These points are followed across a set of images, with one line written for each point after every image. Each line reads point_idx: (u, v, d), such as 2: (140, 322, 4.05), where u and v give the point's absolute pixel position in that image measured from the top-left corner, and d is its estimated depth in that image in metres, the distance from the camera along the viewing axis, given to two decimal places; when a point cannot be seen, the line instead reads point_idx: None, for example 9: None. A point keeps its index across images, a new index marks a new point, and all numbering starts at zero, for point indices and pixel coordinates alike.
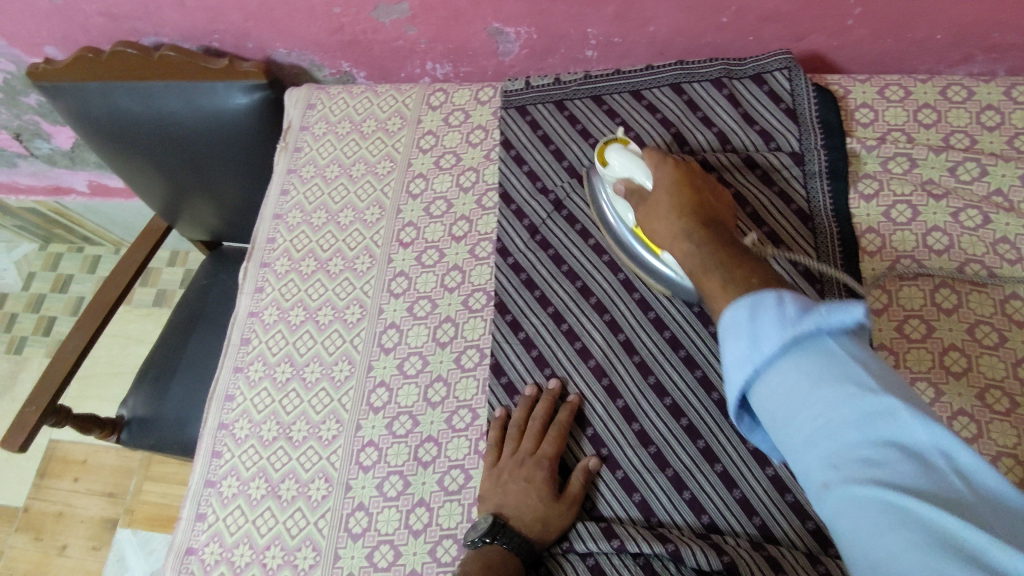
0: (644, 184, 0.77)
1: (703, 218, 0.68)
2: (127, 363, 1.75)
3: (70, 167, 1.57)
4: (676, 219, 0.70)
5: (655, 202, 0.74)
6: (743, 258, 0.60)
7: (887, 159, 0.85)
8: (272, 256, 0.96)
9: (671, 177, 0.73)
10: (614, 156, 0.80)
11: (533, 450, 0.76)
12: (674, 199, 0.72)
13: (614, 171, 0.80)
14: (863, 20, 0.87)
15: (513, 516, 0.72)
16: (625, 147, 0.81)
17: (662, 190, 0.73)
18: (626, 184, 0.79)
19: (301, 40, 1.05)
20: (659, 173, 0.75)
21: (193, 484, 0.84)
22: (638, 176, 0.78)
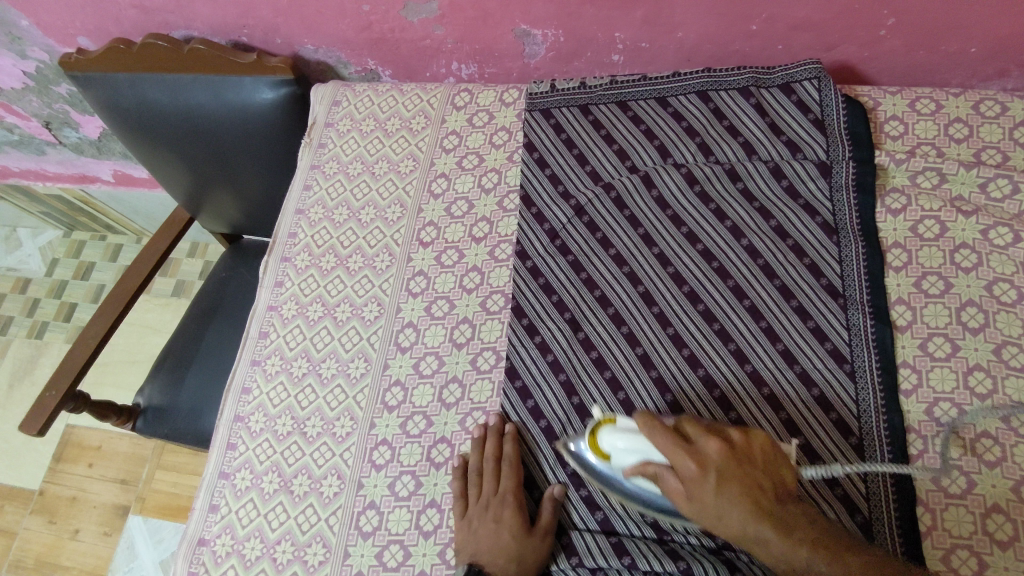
0: (655, 463, 0.67)
1: (756, 473, 0.64)
2: (144, 352, 1.77)
3: (96, 156, 1.59)
4: (723, 492, 0.62)
5: (707, 503, 0.63)
6: (794, 517, 0.63)
7: (916, 173, 0.83)
8: (293, 251, 0.96)
9: (717, 465, 0.63)
10: (610, 444, 0.70)
11: (495, 489, 0.75)
12: (728, 485, 0.63)
13: (620, 455, 0.69)
14: (896, 31, 0.86)
15: (489, 560, 0.71)
16: (617, 426, 0.71)
17: (707, 487, 0.62)
18: (640, 466, 0.68)
19: (329, 37, 1.06)
20: (694, 455, 0.64)
21: (207, 475, 0.85)
22: (654, 456, 0.67)
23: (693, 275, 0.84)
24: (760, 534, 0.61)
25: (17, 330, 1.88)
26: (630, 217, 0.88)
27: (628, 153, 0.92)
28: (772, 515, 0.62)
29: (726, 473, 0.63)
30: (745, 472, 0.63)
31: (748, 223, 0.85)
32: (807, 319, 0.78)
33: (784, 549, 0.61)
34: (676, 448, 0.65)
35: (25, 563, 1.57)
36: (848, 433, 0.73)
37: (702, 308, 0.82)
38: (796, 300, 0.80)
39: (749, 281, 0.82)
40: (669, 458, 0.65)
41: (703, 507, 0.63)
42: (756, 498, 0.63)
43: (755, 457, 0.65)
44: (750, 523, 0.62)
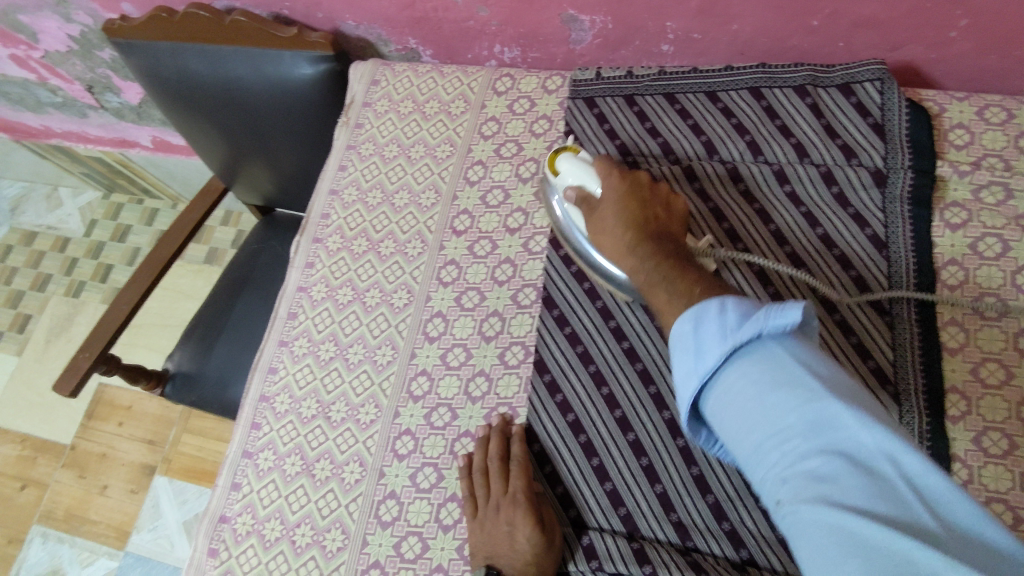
0: (594, 195, 0.75)
1: (654, 205, 0.72)
2: (176, 317, 1.79)
3: (136, 122, 1.60)
4: (617, 215, 0.72)
5: (603, 212, 0.73)
6: (682, 267, 0.63)
7: (980, 187, 0.78)
8: (325, 232, 0.96)
9: (620, 197, 0.73)
10: (567, 165, 0.78)
11: (505, 489, 0.73)
12: (625, 207, 0.72)
13: (565, 181, 0.79)
14: (969, 33, 0.80)
15: (507, 564, 0.70)
16: (576, 156, 0.79)
17: (609, 207, 0.73)
18: (579, 193, 0.77)
19: (370, 13, 1.04)
20: (609, 186, 0.74)
21: (232, 452, 0.85)
22: (590, 185, 0.76)
23: (732, 278, 0.81)
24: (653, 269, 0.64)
25: (55, 288, 1.93)
26: None
27: (672, 147, 0.89)
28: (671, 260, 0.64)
29: (628, 197, 0.72)
30: (647, 201, 0.72)
31: (793, 227, 0.81)
32: (851, 336, 0.75)
33: (669, 317, 0.59)
34: (607, 173, 0.75)
35: (56, 514, 1.62)
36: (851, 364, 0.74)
37: None
38: (839, 314, 0.76)
39: (792, 289, 0.79)
40: (600, 179, 0.75)
41: (604, 230, 0.73)
42: (644, 224, 0.70)
43: (657, 196, 0.73)
44: (633, 247, 0.68)
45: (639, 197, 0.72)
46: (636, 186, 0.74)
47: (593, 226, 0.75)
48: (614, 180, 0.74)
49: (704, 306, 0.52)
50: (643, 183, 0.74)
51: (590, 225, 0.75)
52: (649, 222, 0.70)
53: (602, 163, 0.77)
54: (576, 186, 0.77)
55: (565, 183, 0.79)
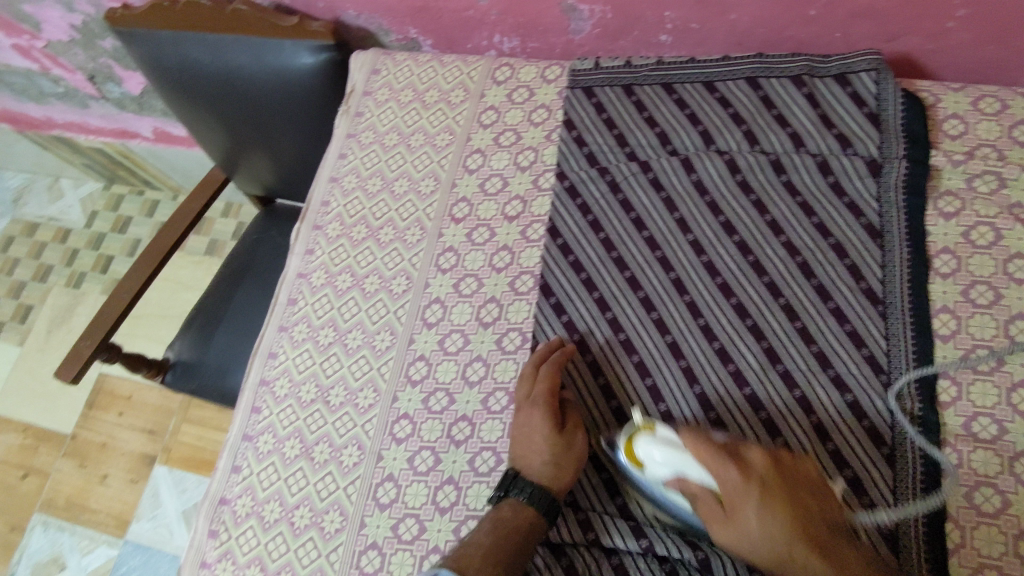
0: (700, 482, 0.65)
1: (796, 494, 0.62)
2: (176, 307, 1.80)
3: (138, 112, 1.60)
4: (760, 506, 0.62)
5: (736, 500, 0.63)
6: (834, 527, 0.62)
7: (973, 176, 0.79)
8: (324, 219, 0.96)
9: (752, 490, 0.62)
10: (648, 453, 0.67)
11: (530, 395, 0.76)
12: (771, 502, 0.62)
13: (655, 472, 0.67)
14: (965, 24, 0.81)
15: (527, 465, 0.73)
16: (657, 434, 0.68)
17: (749, 500, 0.62)
18: (679, 483, 0.66)
19: (371, 3, 1.04)
20: (727, 480, 0.63)
21: (232, 436, 0.86)
22: (693, 471, 0.65)
23: (727, 267, 0.82)
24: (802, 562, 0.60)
25: (56, 278, 1.93)
26: (666, 199, 0.86)
27: (669, 137, 0.89)
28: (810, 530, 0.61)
29: (770, 486, 0.62)
30: (795, 488, 0.63)
31: (789, 216, 0.82)
32: (844, 323, 0.76)
33: (811, 567, 0.59)
34: (724, 465, 0.63)
35: (57, 502, 1.63)
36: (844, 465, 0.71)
37: (734, 303, 0.80)
38: (833, 302, 0.77)
39: (786, 278, 0.80)
40: (714, 474, 0.64)
41: (740, 534, 0.62)
42: (799, 513, 0.61)
43: (803, 479, 0.64)
44: (789, 543, 0.60)
45: (779, 500, 0.62)
46: (750, 471, 0.63)
47: (725, 533, 0.63)
48: (735, 466, 0.63)
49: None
50: (760, 462, 0.64)
51: (720, 533, 0.63)
52: (794, 496, 0.62)
53: (698, 441, 0.65)
54: (675, 475, 0.66)
55: (655, 472, 0.67)
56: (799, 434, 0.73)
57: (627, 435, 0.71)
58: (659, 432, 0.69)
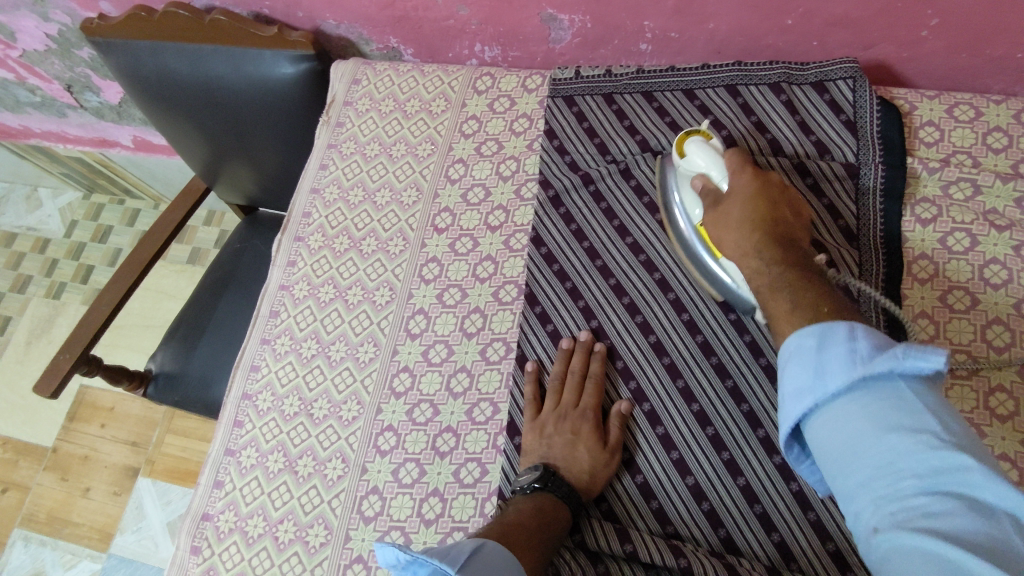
0: (717, 180, 0.72)
1: (780, 220, 0.66)
2: (158, 317, 1.78)
3: (116, 121, 1.59)
4: (742, 208, 0.67)
5: (727, 206, 0.69)
6: (818, 291, 0.58)
7: (949, 183, 0.80)
8: (306, 231, 0.96)
9: (746, 194, 0.68)
10: (694, 146, 0.74)
11: (575, 402, 0.78)
12: (748, 207, 0.67)
13: (693, 166, 0.74)
14: (939, 32, 0.82)
15: (563, 467, 0.74)
16: (707, 141, 0.74)
17: (739, 195, 0.69)
18: (700, 179, 0.74)
19: (351, 12, 1.04)
20: (735, 182, 0.70)
21: (214, 451, 0.85)
22: (715, 172, 0.72)
23: None
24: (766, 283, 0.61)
25: (36, 289, 1.91)
26: (649, 204, 0.87)
27: (650, 143, 0.90)
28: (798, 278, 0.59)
29: (763, 191, 0.68)
30: (784, 207, 0.68)
31: None
32: None
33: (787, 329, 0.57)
34: (739, 167, 0.70)
35: (39, 517, 1.61)
36: None
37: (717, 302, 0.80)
38: None
39: None
40: (729, 176, 0.71)
41: (726, 215, 0.69)
42: (771, 217, 0.66)
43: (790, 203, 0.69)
44: (756, 240, 0.65)
45: (770, 221, 0.66)
46: (766, 193, 0.68)
47: (713, 230, 0.70)
48: (742, 174, 0.69)
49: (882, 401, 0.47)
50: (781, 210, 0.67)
51: (710, 215, 0.71)
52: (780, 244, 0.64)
53: (734, 154, 0.72)
54: (701, 172, 0.74)
55: (693, 166, 0.74)
56: (780, 424, 0.73)
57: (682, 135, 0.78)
58: (714, 143, 0.75)
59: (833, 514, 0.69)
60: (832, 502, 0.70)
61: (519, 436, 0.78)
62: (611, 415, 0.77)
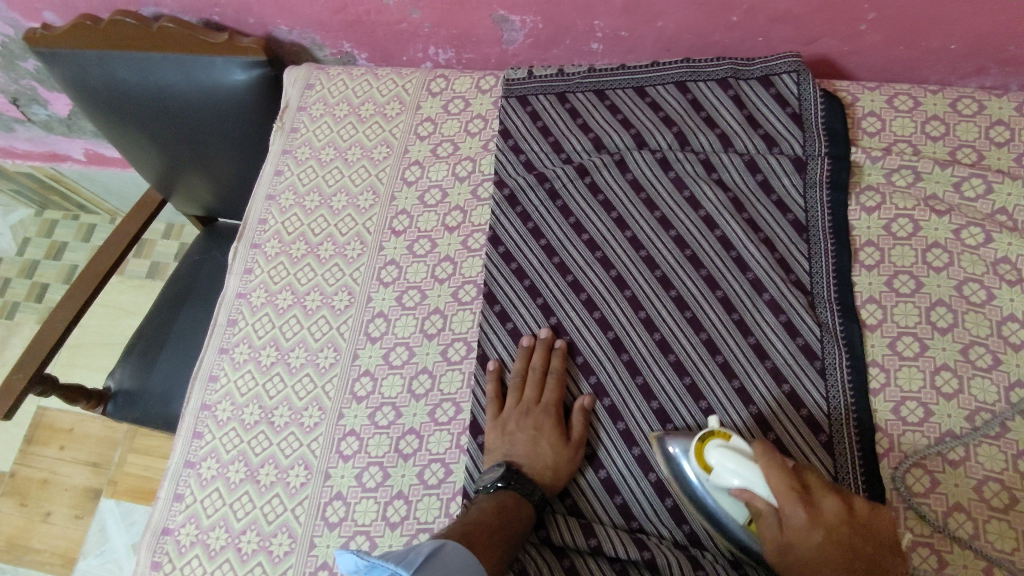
0: (761, 496, 0.61)
1: (850, 525, 0.58)
2: (117, 334, 1.74)
3: (67, 134, 1.55)
4: (809, 518, 0.58)
5: (803, 535, 0.58)
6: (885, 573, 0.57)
7: (891, 171, 0.83)
8: (262, 238, 0.95)
9: (807, 523, 0.58)
10: (717, 461, 0.65)
11: (537, 399, 0.78)
12: (830, 540, 0.57)
13: (721, 480, 0.64)
14: (877, 26, 0.85)
15: (525, 464, 0.74)
16: (729, 446, 0.65)
17: (806, 540, 0.58)
18: (741, 494, 0.62)
19: (302, 17, 1.03)
20: (788, 509, 0.59)
21: (173, 464, 0.84)
22: (758, 487, 0.62)
23: (666, 262, 0.84)
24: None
25: None
26: (604, 202, 0.88)
27: (603, 141, 0.91)
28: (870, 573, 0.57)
29: (835, 531, 0.58)
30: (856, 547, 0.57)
31: (721, 211, 0.84)
32: (780, 312, 0.79)
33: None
34: (791, 495, 0.59)
35: None
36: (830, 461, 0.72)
37: (673, 295, 0.82)
38: (768, 293, 0.80)
39: (721, 270, 0.82)
40: (780, 499, 0.60)
41: (795, 559, 0.59)
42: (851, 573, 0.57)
43: (870, 532, 0.58)
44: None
45: (837, 531, 0.58)
46: (817, 504, 0.59)
47: (777, 543, 0.60)
48: (797, 504, 0.59)
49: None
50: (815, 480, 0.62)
51: (777, 553, 0.60)
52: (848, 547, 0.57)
53: (769, 457, 0.62)
54: (738, 485, 0.63)
55: (720, 480, 0.65)
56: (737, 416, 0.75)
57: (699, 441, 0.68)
58: (732, 443, 0.66)
59: None
60: None
61: (481, 435, 0.78)
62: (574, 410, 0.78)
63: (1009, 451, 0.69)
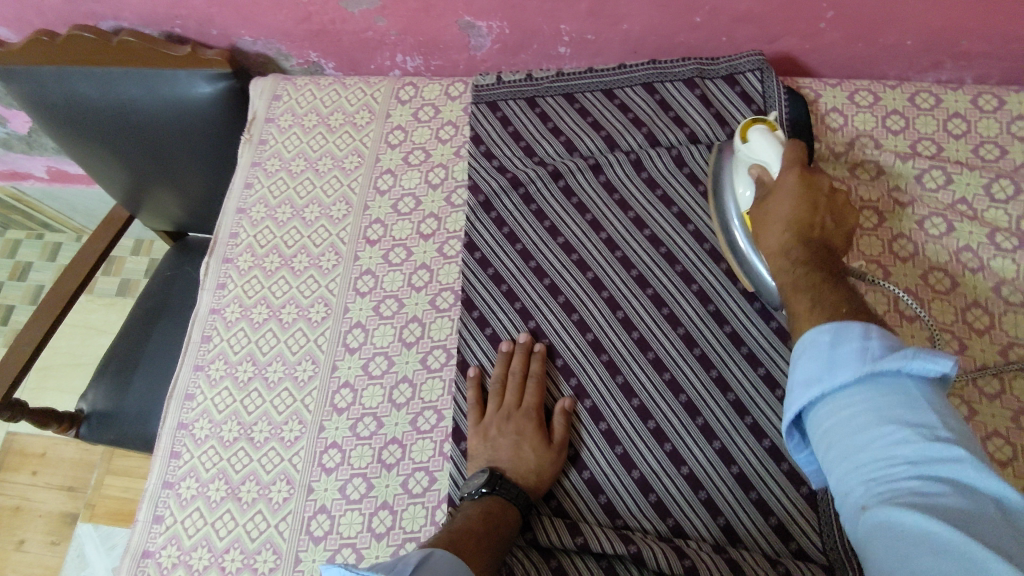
0: (769, 171, 0.72)
1: (827, 214, 0.67)
2: (88, 354, 1.70)
3: (27, 153, 1.51)
4: (791, 207, 0.67)
5: (775, 206, 0.69)
6: (830, 281, 0.61)
7: (854, 165, 0.86)
8: (234, 252, 0.94)
9: (796, 193, 0.67)
10: (756, 135, 0.74)
11: (517, 403, 0.78)
12: (795, 206, 0.67)
13: (753, 153, 0.74)
14: (836, 24, 0.87)
15: (509, 468, 0.74)
16: (771, 132, 0.74)
17: (787, 188, 0.68)
18: (758, 172, 0.73)
19: (266, 28, 1.02)
20: (785, 178, 0.69)
21: (151, 485, 0.82)
22: (772, 167, 0.71)
23: (640, 260, 0.84)
24: (780, 244, 0.67)
25: None
26: (578, 204, 0.88)
27: (574, 143, 0.92)
28: (821, 272, 0.62)
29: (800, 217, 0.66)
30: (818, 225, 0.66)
31: (693, 208, 0.86)
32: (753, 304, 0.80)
33: (794, 304, 0.62)
34: (792, 162, 0.70)
35: None
36: (800, 484, 0.72)
37: (650, 294, 0.82)
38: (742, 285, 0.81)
39: (696, 265, 0.83)
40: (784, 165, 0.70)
41: (772, 216, 0.68)
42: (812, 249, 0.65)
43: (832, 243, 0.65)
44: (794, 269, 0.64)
45: (811, 205, 0.67)
46: (813, 179, 0.68)
47: (763, 232, 0.70)
48: (793, 170, 0.69)
49: (846, 328, 0.54)
50: (826, 189, 0.68)
51: (756, 222, 0.71)
52: (813, 229, 0.66)
53: (796, 147, 0.71)
54: (759, 163, 0.73)
55: (753, 154, 0.74)
56: (717, 411, 0.76)
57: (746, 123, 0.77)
58: (776, 134, 0.74)
59: (773, 492, 0.72)
60: (770, 480, 0.72)
61: (464, 441, 0.78)
62: (555, 412, 0.78)
63: (979, 433, 0.70)
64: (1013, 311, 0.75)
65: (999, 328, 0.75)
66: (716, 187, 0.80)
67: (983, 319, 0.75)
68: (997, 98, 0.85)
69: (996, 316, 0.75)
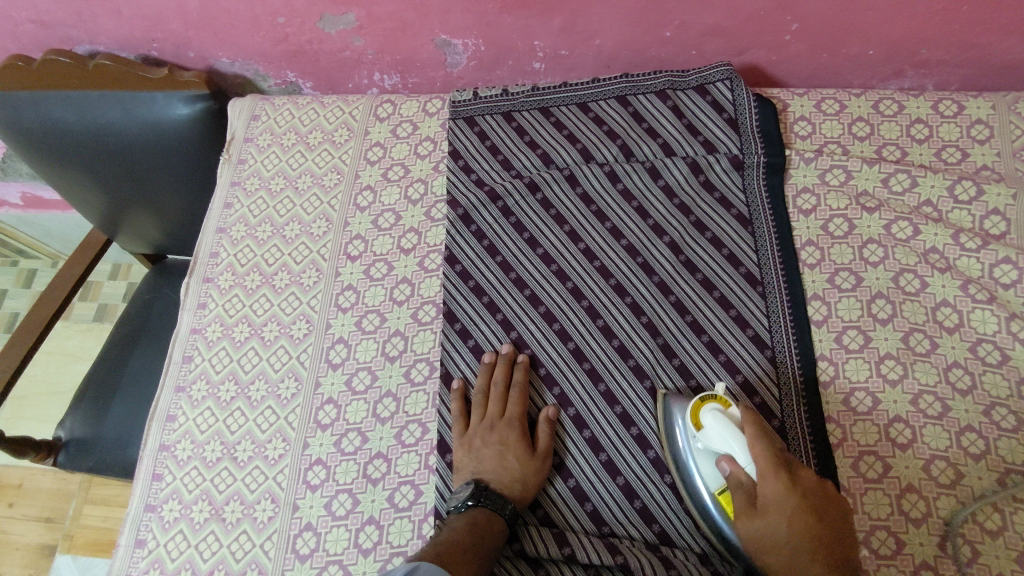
0: (744, 470, 0.64)
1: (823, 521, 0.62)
2: (66, 381, 1.67)
3: (2, 178, 1.50)
4: (787, 526, 0.61)
5: (764, 518, 0.62)
6: (845, 570, 0.60)
7: (824, 171, 0.87)
8: (215, 271, 0.94)
9: (788, 508, 0.61)
10: (711, 424, 0.67)
11: (500, 414, 0.79)
12: (793, 523, 0.61)
13: (710, 442, 0.67)
14: (800, 36, 0.90)
15: (493, 479, 0.74)
16: (726, 413, 0.68)
17: (776, 510, 0.62)
18: (723, 466, 0.65)
19: (244, 49, 1.03)
20: (766, 485, 0.62)
21: (133, 509, 0.81)
22: (741, 458, 0.64)
23: (619, 270, 0.86)
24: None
25: None
26: (556, 216, 0.90)
27: (551, 157, 0.93)
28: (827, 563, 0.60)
29: (796, 506, 0.61)
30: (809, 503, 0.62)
31: (668, 217, 0.87)
32: (730, 308, 0.81)
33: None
34: (770, 467, 0.62)
35: None
36: None
37: (629, 302, 0.84)
38: (718, 291, 0.83)
39: (674, 274, 0.84)
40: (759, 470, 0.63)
41: (761, 525, 0.62)
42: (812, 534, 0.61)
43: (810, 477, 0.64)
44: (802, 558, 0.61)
45: (812, 515, 0.61)
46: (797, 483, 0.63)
47: (744, 520, 0.63)
48: (776, 475, 0.62)
49: None
50: (799, 471, 0.64)
51: (747, 525, 0.63)
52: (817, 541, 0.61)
53: (760, 434, 0.64)
54: (726, 456, 0.65)
55: (710, 442, 0.67)
56: None
57: (698, 404, 0.71)
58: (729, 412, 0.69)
59: None
60: None
61: (450, 454, 0.78)
62: (539, 422, 0.79)
63: (952, 429, 0.72)
64: (979, 308, 0.77)
65: (967, 325, 0.77)
66: (665, 416, 0.75)
67: (953, 318, 0.77)
68: (957, 104, 0.88)
69: (964, 314, 0.77)
